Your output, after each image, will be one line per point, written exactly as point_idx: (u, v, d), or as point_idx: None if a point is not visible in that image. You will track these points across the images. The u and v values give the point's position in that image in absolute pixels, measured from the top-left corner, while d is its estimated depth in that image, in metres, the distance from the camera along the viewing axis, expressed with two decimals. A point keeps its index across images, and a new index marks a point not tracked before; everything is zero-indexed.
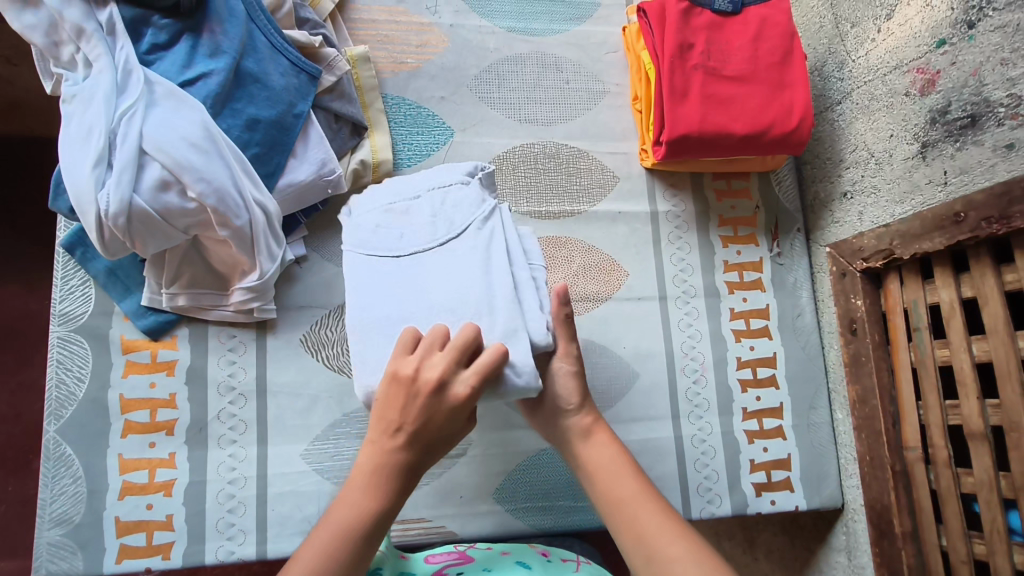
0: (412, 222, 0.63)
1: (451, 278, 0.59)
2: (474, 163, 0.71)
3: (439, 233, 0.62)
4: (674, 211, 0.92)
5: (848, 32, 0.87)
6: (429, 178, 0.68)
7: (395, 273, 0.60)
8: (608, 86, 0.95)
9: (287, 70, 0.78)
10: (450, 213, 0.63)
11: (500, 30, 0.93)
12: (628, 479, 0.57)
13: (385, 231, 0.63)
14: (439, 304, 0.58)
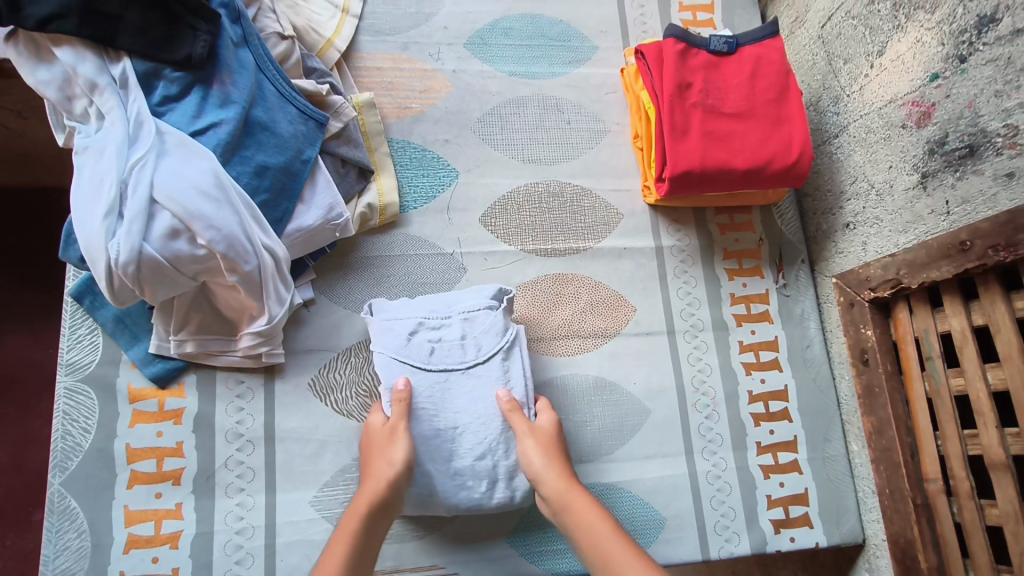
0: (445, 340, 0.75)
1: (472, 401, 0.74)
2: (500, 287, 0.80)
3: (468, 356, 0.75)
4: (678, 246, 0.93)
5: (841, 68, 0.89)
6: (459, 297, 0.79)
7: (427, 385, 0.74)
8: (609, 125, 0.96)
9: (295, 118, 0.78)
10: (481, 339, 0.75)
11: (502, 74, 0.96)
12: (617, 539, 0.63)
13: (418, 341, 0.75)
14: (465, 424, 0.73)
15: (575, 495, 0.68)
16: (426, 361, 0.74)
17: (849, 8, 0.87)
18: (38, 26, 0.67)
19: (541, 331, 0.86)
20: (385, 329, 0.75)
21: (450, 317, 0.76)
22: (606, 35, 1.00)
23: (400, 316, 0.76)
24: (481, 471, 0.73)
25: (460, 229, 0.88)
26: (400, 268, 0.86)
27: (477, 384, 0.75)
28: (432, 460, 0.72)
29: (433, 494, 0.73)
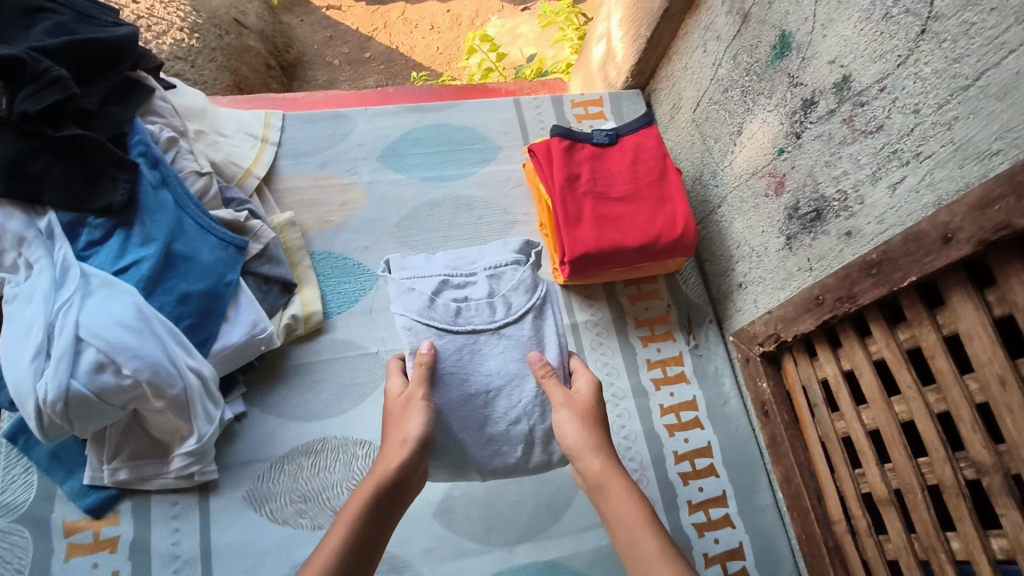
0: (471, 300, 0.76)
1: (503, 361, 0.75)
2: (526, 242, 0.82)
3: (497, 316, 0.76)
4: (592, 320, 0.99)
5: (714, 147, 1.00)
6: (484, 257, 0.80)
7: (455, 345, 0.74)
8: (517, 216, 1.05)
9: (216, 245, 0.84)
10: (509, 296, 0.76)
11: (415, 179, 1.04)
12: (650, 532, 0.60)
13: (443, 303, 0.75)
14: (498, 386, 0.74)
15: (612, 479, 0.65)
16: (452, 322, 0.75)
17: (711, 95, 0.98)
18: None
19: None
20: (407, 291, 0.75)
21: (475, 276, 0.78)
22: (508, 136, 1.10)
23: (422, 275, 0.77)
24: (515, 437, 0.74)
25: (383, 329, 0.94)
26: (328, 371, 0.90)
27: (508, 343, 0.75)
28: (466, 429, 0.72)
29: (466, 458, 0.73)
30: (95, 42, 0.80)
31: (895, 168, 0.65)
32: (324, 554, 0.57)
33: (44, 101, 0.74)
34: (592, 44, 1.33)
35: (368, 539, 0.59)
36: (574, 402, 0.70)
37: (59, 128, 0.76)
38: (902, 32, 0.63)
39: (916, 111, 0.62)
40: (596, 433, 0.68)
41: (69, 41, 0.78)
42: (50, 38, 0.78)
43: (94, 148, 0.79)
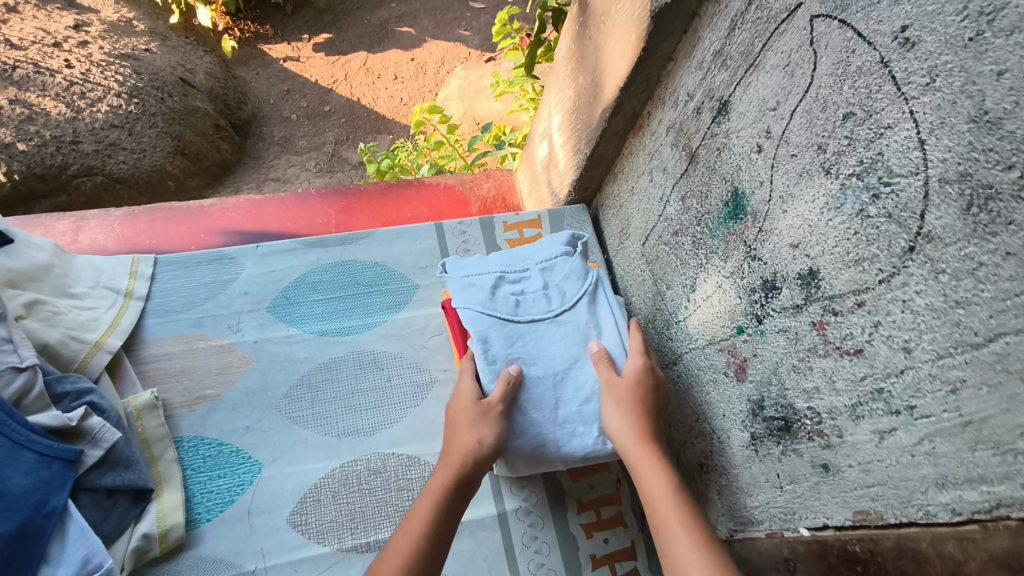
0: (527, 292, 0.77)
1: (565, 348, 0.74)
2: (573, 235, 0.82)
3: (554, 305, 0.76)
4: (524, 507, 0.82)
5: (666, 293, 0.83)
6: (535, 253, 0.81)
7: (517, 333, 0.74)
8: (436, 373, 0.88)
9: (33, 465, 0.67)
10: (563, 286, 0.77)
11: (310, 334, 0.88)
12: (676, 506, 0.59)
13: (502, 295, 0.76)
14: (563, 371, 0.73)
15: (644, 455, 0.64)
16: (513, 312, 0.75)
17: (659, 234, 0.83)
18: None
19: None
20: (467, 286, 0.77)
21: (529, 270, 0.79)
22: (427, 271, 0.94)
23: (479, 273, 0.79)
24: (590, 418, 0.71)
25: (263, 537, 0.76)
26: None
27: (567, 329, 0.75)
28: (537, 409, 0.70)
29: (543, 448, 0.70)
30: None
31: (882, 412, 0.49)
32: (397, 550, 0.60)
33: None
34: (534, 142, 1.18)
35: (441, 532, 0.61)
36: (641, 371, 0.69)
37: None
38: (883, 240, 0.47)
39: (906, 348, 0.46)
40: (631, 413, 0.67)
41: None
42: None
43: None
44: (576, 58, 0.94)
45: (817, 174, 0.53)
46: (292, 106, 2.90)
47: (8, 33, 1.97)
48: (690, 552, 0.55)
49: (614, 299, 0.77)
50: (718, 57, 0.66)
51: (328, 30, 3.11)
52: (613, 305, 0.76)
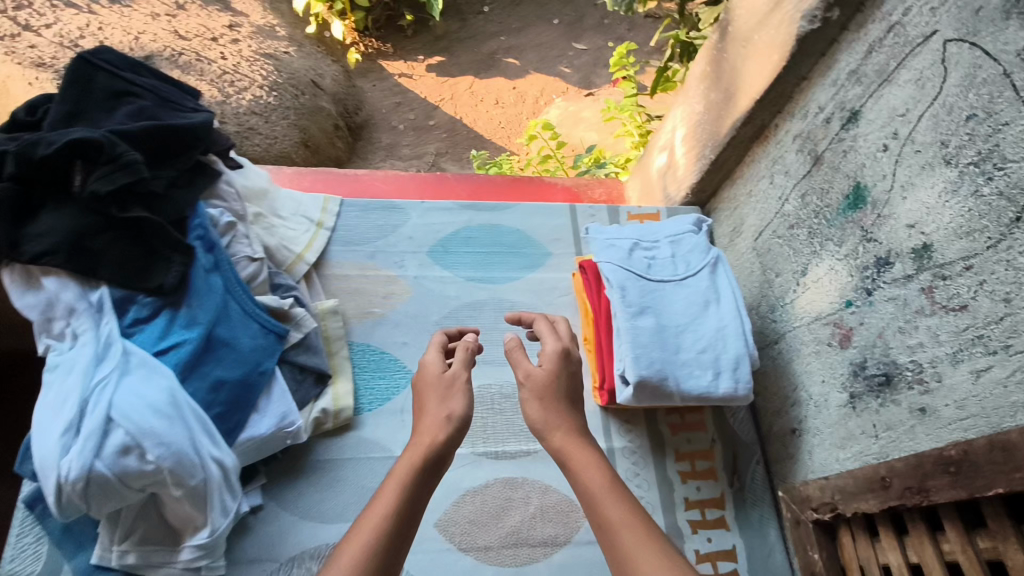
0: (658, 258, 0.91)
1: (688, 306, 0.87)
2: (699, 217, 0.95)
3: (680, 271, 0.90)
4: (629, 447, 0.94)
5: (774, 280, 0.96)
6: (665, 228, 0.94)
7: (649, 289, 0.87)
8: (562, 325, 1.02)
9: (256, 332, 0.84)
10: (689, 257, 0.91)
11: (460, 278, 1.03)
12: (618, 500, 0.62)
13: (638, 257, 0.90)
14: (685, 324, 0.86)
15: (578, 447, 0.67)
16: (645, 272, 0.89)
17: (774, 228, 0.96)
18: (31, 259, 0.77)
19: (489, 539, 0.85)
20: (608, 247, 0.91)
21: (660, 242, 0.92)
22: (559, 242, 1.09)
23: (618, 237, 0.92)
24: (706, 363, 0.83)
25: (412, 431, 0.91)
26: (350, 471, 0.87)
27: (690, 291, 0.88)
28: (665, 349, 0.83)
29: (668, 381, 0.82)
30: (171, 130, 0.82)
31: (980, 354, 0.60)
32: (359, 534, 0.60)
33: (115, 182, 0.76)
34: (652, 153, 1.33)
35: (404, 516, 0.62)
36: (568, 354, 0.75)
37: (124, 208, 0.78)
38: (993, 214, 0.59)
39: (1007, 299, 0.58)
40: (558, 406, 0.70)
41: (148, 127, 0.81)
42: (131, 121, 0.81)
43: (153, 229, 0.80)
44: (711, 77, 1.08)
45: (937, 165, 0.66)
46: (401, 118, 3.16)
47: (176, 27, 2.34)
48: (642, 543, 0.58)
49: (731, 273, 0.90)
50: (854, 75, 0.80)
51: (441, 54, 3.39)
52: (730, 277, 0.89)
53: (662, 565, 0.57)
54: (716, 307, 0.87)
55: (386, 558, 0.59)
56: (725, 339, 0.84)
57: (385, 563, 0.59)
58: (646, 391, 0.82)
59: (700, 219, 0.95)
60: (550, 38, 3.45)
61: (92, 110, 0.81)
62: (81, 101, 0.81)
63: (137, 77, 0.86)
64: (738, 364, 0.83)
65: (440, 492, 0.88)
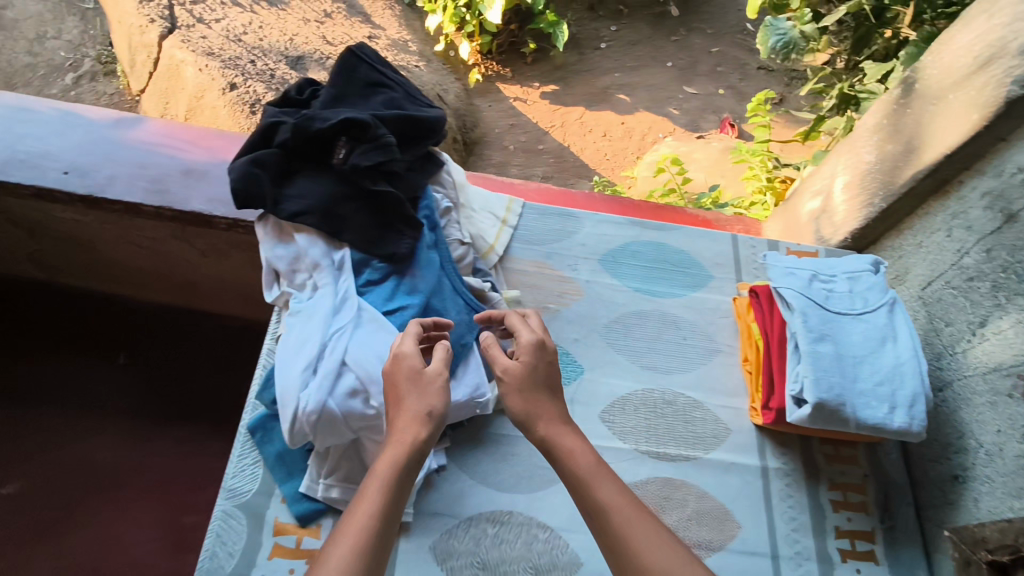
0: (835, 291, 0.95)
1: (865, 339, 0.91)
2: (876, 259, 1.00)
3: (858, 307, 0.94)
4: (783, 468, 0.98)
5: (942, 329, 1.00)
6: (841, 265, 1.00)
7: (828, 318, 0.92)
8: (721, 345, 1.07)
9: (462, 307, 0.92)
10: (867, 294, 0.95)
11: (628, 288, 1.11)
12: (607, 485, 0.74)
13: (817, 287, 0.95)
14: (862, 356, 0.89)
15: (561, 438, 0.79)
16: (825, 302, 0.94)
17: (949, 279, 1.00)
18: (288, 217, 0.89)
19: None
20: (788, 274, 0.96)
21: (837, 276, 0.97)
22: (720, 267, 1.15)
23: (797, 267, 0.98)
24: (882, 396, 0.87)
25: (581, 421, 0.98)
26: (523, 448, 0.95)
27: (868, 326, 0.92)
28: (843, 376, 0.87)
29: (845, 407, 0.86)
30: (417, 121, 0.92)
31: None
32: (353, 527, 0.67)
33: (372, 159, 0.87)
34: (802, 196, 1.37)
35: (389, 510, 0.69)
36: (544, 351, 0.85)
37: (373, 183, 0.89)
38: None
39: None
40: (535, 394, 0.82)
41: (400, 116, 0.91)
42: (385, 109, 0.92)
43: (392, 204, 0.90)
44: (887, 130, 1.12)
45: None
46: (513, 139, 3.28)
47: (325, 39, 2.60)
48: (631, 525, 0.70)
49: (907, 316, 0.94)
50: None
51: (557, 83, 3.50)
52: (906, 319, 0.93)
53: (652, 543, 0.69)
54: (892, 345, 0.91)
55: (378, 544, 0.67)
56: (901, 377, 0.88)
57: (380, 549, 0.67)
58: (824, 413, 0.86)
59: (876, 261, 1.00)
60: (662, 79, 3.55)
61: (353, 97, 0.93)
62: (346, 88, 0.93)
63: (392, 72, 0.98)
64: (913, 402, 0.86)
65: None
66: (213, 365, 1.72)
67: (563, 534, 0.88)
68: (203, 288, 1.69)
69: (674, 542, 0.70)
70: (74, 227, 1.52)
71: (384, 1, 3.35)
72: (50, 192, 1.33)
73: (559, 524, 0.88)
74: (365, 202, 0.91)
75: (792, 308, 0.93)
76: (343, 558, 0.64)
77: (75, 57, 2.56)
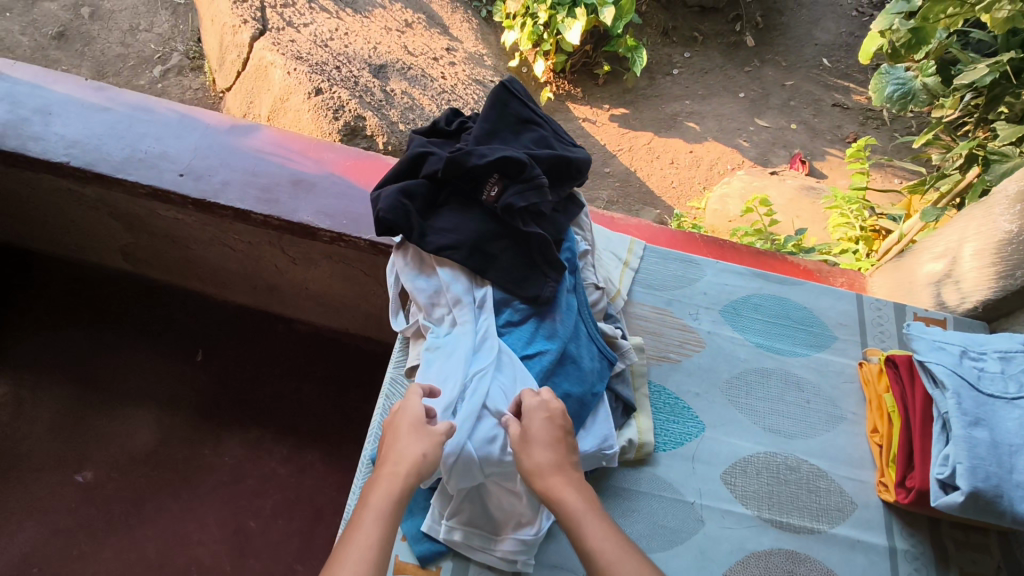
0: (987, 371, 0.91)
1: (1021, 426, 0.86)
2: None
3: (1012, 390, 0.89)
4: (912, 551, 0.93)
5: None
6: (988, 342, 0.96)
7: (980, 400, 0.88)
8: (846, 412, 1.03)
9: (595, 354, 0.93)
10: (1021, 377, 0.90)
11: (751, 343, 1.08)
12: (594, 520, 0.71)
13: (967, 365, 0.91)
14: (1020, 445, 0.84)
15: (557, 472, 0.74)
16: (976, 382, 0.89)
17: None
18: (434, 250, 0.90)
19: None
20: (937, 347, 0.93)
21: (987, 354, 0.93)
22: (844, 328, 1.12)
23: (945, 341, 0.94)
24: None
25: (702, 480, 0.94)
26: (645, 505, 0.91)
27: (1023, 412, 0.87)
28: (1000, 465, 0.82)
29: (1000, 499, 0.81)
30: (566, 162, 0.93)
31: None
32: (344, 563, 0.64)
33: (526, 200, 0.88)
34: (919, 256, 1.32)
35: (384, 543, 0.66)
36: (546, 405, 0.78)
37: (524, 222, 0.90)
38: None
39: None
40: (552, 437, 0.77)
41: (549, 154, 0.92)
42: (536, 148, 0.93)
43: (539, 244, 0.91)
44: None
45: None
46: None
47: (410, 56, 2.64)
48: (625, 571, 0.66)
49: None
50: None
51: (626, 106, 3.48)
52: None
53: None
54: None
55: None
56: None
57: None
58: (977, 503, 0.81)
59: None
60: (732, 110, 3.49)
61: (504, 132, 0.94)
62: (497, 123, 0.94)
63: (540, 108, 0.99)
64: None
65: (724, 548, 0.89)
66: (283, 370, 1.71)
67: None
68: (284, 293, 1.69)
69: None
70: (173, 226, 1.54)
71: (462, 14, 3.35)
72: (166, 193, 1.36)
73: None
74: (511, 240, 0.92)
75: (943, 386, 0.89)
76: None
77: (164, 50, 2.55)
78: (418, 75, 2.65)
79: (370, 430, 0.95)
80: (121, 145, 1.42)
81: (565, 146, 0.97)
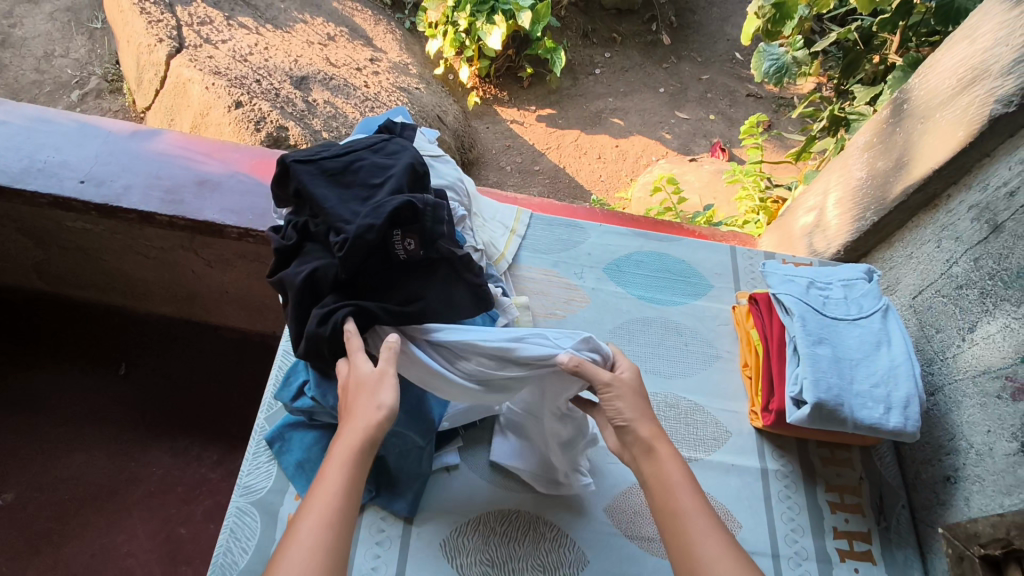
0: (832, 298, 1.01)
1: (861, 342, 0.96)
2: (870, 269, 1.06)
3: (853, 313, 0.99)
4: (782, 470, 1.00)
5: (934, 336, 1.06)
6: (835, 276, 1.06)
7: (824, 324, 0.97)
8: (722, 351, 1.11)
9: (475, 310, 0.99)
10: (862, 301, 1.00)
11: (632, 295, 1.15)
12: (688, 493, 0.76)
13: (813, 294, 1.01)
14: (858, 359, 0.93)
15: (659, 441, 0.80)
16: (820, 308, 0.99)
17: (939, 287, 1.06)
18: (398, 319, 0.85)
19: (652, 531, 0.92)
20: (788, 280, 1.03)
21: (832, 285, 1.03)
22: (720, 277, 1.21)
23: (795, 274, 1.05)
24: (878, 398, 0.90)
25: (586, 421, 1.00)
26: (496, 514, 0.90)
27: (863, 329, 0.97)
28: (842, 378, 0.91)
29: (843, 408, 0.89)
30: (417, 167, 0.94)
31: None
32: (316, 505, 0.68)
33: (438, 220, 0.88)
34: (796, 212, 1.42)
35: (353, 484, 0.70)
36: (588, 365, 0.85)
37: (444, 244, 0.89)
38: None
39: None
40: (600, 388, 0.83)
41: (399, 181, 0.90)
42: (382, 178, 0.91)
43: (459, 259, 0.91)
44: (877, 148, 1.18)
45: None
46: (509, 160, 3.29)
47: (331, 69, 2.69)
48: (711, 531, 0.73)
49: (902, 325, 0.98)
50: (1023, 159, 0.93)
51: (552, 107, 3.60)
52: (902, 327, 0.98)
53: (724, 550, 0.71)
54: (888, 348, 0.95)
55: (338, 519, 0.67)
56: (893, 378, 0.92)
57: (346, 521, 0.68)
58: (822, 413, 0.89)
59: (867, 270, 1.06)
60: (653, 104, 3.64)
61: (355, 193, 0.90)
62: (338, 192, 0.91)
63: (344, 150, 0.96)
64: (907, 404, 0.89)
65: (609, 481, 0.97)
66: (209, 377, 1.69)
67: (570, 532, 0.91)
68: (204, 300, 1.68)
69: (733, 548, 0.72)
70: (82, 238, 1.53)
71: (386, 26, 3.38)
72: (67, 201, 1.37)
73: (567, 524, 0.92)
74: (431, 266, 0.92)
75: (792, 313, 0.98)
76: (306, 538, 0.65)
77: (81, 74, 2.52)
78: (341, 84, 2.62)
79: (264, 403, 0.99)
80: (19, 157, 1.42)
81: (395, 130, 1.09)
